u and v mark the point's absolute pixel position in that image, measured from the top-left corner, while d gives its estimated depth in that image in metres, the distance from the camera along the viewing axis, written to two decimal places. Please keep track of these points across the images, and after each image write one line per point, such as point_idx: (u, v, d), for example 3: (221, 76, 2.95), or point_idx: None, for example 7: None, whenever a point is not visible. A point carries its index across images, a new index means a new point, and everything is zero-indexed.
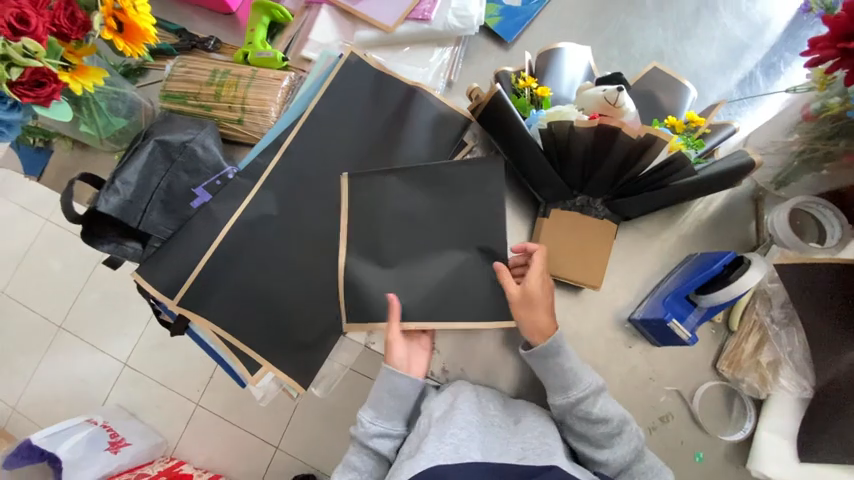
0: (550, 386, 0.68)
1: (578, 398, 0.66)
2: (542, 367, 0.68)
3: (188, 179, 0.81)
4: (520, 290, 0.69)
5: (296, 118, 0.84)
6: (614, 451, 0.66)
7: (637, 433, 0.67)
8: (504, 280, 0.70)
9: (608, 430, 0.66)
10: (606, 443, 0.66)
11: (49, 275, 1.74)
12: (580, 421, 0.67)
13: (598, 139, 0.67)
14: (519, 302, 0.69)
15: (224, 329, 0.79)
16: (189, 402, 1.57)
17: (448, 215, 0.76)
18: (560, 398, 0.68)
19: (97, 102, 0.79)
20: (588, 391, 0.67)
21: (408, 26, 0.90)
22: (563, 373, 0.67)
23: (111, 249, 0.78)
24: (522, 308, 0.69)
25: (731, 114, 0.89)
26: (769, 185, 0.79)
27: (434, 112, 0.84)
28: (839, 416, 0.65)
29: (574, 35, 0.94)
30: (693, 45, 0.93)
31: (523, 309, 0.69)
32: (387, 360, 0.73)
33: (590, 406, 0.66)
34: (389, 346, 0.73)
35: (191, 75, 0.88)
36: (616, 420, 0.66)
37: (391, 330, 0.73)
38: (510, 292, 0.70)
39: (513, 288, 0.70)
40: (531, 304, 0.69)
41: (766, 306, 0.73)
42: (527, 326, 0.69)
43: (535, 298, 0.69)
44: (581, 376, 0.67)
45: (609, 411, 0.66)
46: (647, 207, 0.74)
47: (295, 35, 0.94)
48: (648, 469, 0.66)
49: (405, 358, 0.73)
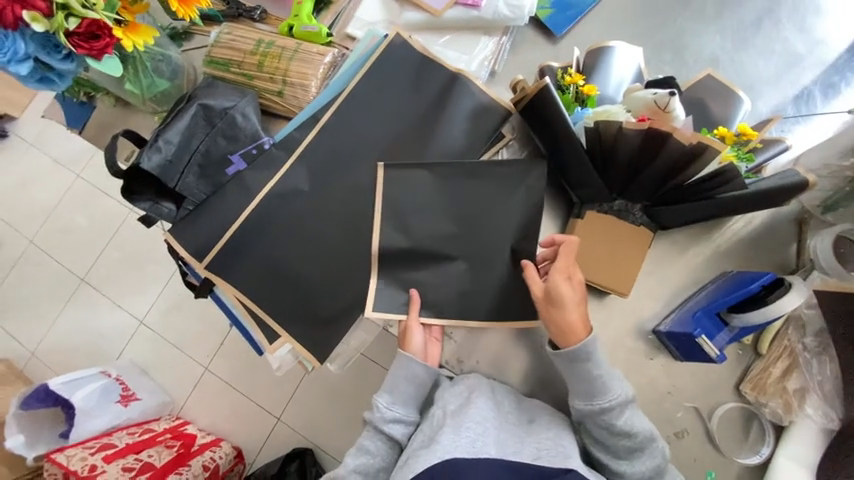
0: (575, 389, 0.67)
1: (603, 407, 0.65)
2: (569, 370, 0.67)
3: (226, 145, 0.82)
4: (543, 289, 0.68)
5: (335, 96, 0.84)
6: (635, 465, 0.65)
7: (662, 450, 0.65)
8: (529, 278, 0.70)
9: (630, 443, 0.65)
10: (626, 455, 0.65)
11: (76, 229, 1.80)
12: (602, 430, 0.66)
13: (646, 142, 0.65)
14: (543, 301, 0.68)
15: (247, 296, 0.81)
16: (198, 365, 1.62)
17: (480, 215, 0.75)
18: (583, 403, 0.67)
19: (144, 61, 0.80)
20: (616, 401, 0.65)
21: (457, 11, 0.88)
22: (592, 381, 0.66)
23: (147, 208, 0.80)
24: (547, 307, 0.68)
25: (782, 130, 0.85)
26: (816, 208, 0.75)
27: (475, 101, 0.83)
28: None
29: (626, 34, 0.91)
30: (750, 56, 0.89)
31: (548, 309, 0.68)
32: (404, 348, 0.74)
33: (616, 417, 0.65)
34: (407, 335, 0.74)
35: (236, 43, 0.89)
36: (641, 436, 0.64)
37: (410, 320, 0.74)
38: (533, 291, 0.69)
39: (537, 286, 0.69)
40: (555, 302, 0.67)
41: (798, 332, 0.71)
42: (555, 326, 0.68)
43: (561, 298, 0.67)
44: (612, 385, 0.65)
45: (635, 425, 0.64)
46: (687, 218, 0.72)
47: (341, 11, 0.94)
48: None
49: (422, 348, 0.74)
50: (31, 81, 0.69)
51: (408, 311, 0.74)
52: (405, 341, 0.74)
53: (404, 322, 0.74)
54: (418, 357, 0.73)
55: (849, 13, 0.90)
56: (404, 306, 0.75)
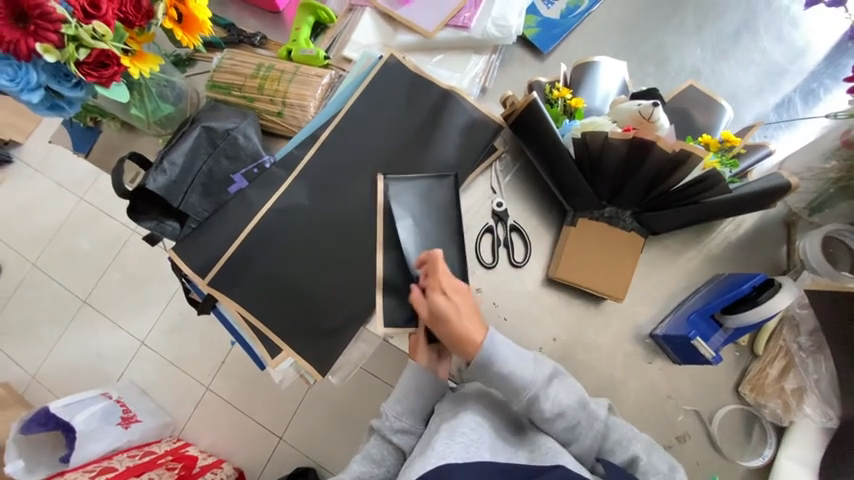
0: (502, 392, 0.65)
1: (529, 399, 0.64)
2: (487, 377, 0.65)
3: (228, 165, 0.85)
4: (430, 311, 0.68)
5: (332, 115, 0.87)
6: (582, 439, 0.65)
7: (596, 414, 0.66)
8: (415, 306, 0.70)
9: (567, 422, 0.64)
10: (570, 434, 0.65)
11: (78, 251, 1.82)
12: (540, 421, 0.65)
13: (631, 151, 0.68)
14: (434, 323, 0.68)
15: (249, 311, 0.82)
16: (199, 385, 1.61)
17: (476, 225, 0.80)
18: (515, 404, 0.65)
19: (149, 87, 0.83)
20: (536, 387, 0.64)
21: (448, 32, 0.93)
22: (508, 379, 0.64)
23: (152, 226, 0.82)
24: (438, 327, 0.67)
25: (766, 136, 0.88)
26: (803, 210, 0.78)
27: (467, 116, 0.86)
28: None
29: (610, 49, 0.95)
30: (730, 66, 0.93)
31: (440, 329, 0.67)
32: (415, 360, 0.75)
33: (543, 401, 0.64)
34: (417, 346, 0.75)
35: (238, 67, 0.93)
36: (570, 409, 0.64)
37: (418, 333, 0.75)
38: (423, 316, 0.69)
39: (423, 310, 0.69)
40: (443, 322, 0.67)
41: (793, 332, 0.72)
42: (452, 344, 0.67)
43: (445, 316, 0.66)
44: (525, 375, 0.64)
45: (562, 402, 0.64)
46: (676, 223, 0.74)
47: (338, 35, 0.98)
48: (615, 445, 0.66)
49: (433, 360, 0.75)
50: (42, 108, 0.72)
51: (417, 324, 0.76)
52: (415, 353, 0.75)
53: (414, 335, 0.76)
54: (428, 368, 0.74)
55: (824, 24, 0.94)
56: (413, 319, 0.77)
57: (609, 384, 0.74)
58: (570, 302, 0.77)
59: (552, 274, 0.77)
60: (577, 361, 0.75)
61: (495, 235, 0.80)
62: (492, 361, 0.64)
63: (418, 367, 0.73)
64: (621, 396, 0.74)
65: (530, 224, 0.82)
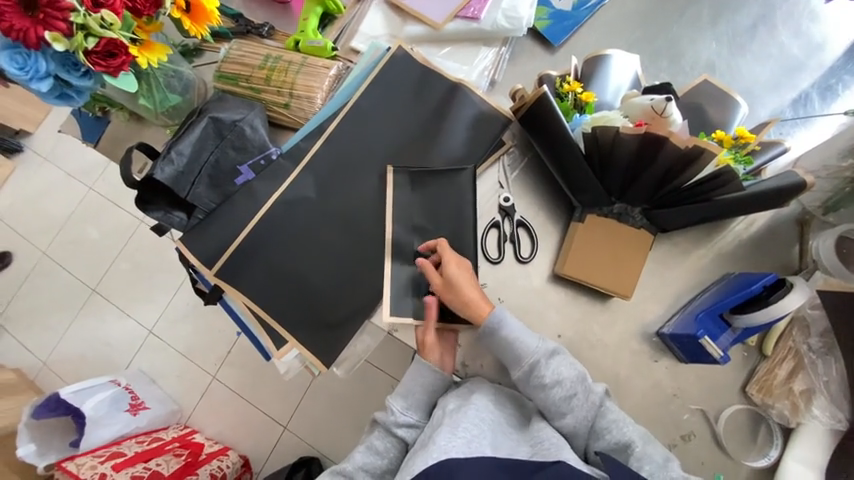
0: (506, 360, 0.69)
1: (530, 365, 0.67)
2: (493, 343, 0.69)
3: (235, 156, 0.85)
4: (441, 279, 0.72)
5: (339, 108, 0.87)
6: (576, 414, 0.66)
7: (595, 393, 0.67)
8: (427, 276, 0.73)
9: (564, 392, 0.66)
10: (567, 407, 0.66)
11: (87, 241, 1.84)
12: (538, 390, 0.67)
13: (643, 147, 0.66)
14: (445, 289, 0.72)
15: (255, 303, 0.82)
16: (206, 374, 1.63)
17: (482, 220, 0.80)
18: (516, 371, 0.68)
19: (157, 77, 0.84)
20: (538, 356, 0.67)
21: (457, 23, 0.91)
22: (512, 346, 0.68)
23: (159, 216, 0.82)
24: (449, 293, 0.71)
25: (781, 133, 0.86)
26: (817, 210, 0.76)
27: (476, 110, 0.85)
28: None
29: (623, 42, 0.93)
30: (746, 61, 0.91)
31: (450, 295, 0.71)
32: (423, 358, 0.74)
33: (542, 370, 0.67)
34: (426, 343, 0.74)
35: (245, 58, 0.92)
36: (569, 381, 0.66)
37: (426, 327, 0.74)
38: (434, 285, 0.73)
39: (434, 278, 0.73)
40: (454, 289, 0.71)
41: (803, 333, 0.71)
42: (461, 307, 0.71)
43: (456, 281, 0.71)
44: (528, 344, 0.68)
45: (562, 373, 0.67)
46: (687, 220, 0.73)
47: (346, 26, 0.97)
48: (611, 425, 0.66)
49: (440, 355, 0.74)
50: (51, 97, 0.73)
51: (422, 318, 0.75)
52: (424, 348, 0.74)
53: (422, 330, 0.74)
54: (436, 364, 0.73)
55: (845, 17, 0.91)
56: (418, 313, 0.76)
57: (614, 382, 0.74)
58: (576, 298, 0.77)
59: (559, 270, 0.76)
60: (582, 358, 0.75)
61: (502, 230, 0.80)
62: (501, 327, 0.68)
63: (423, 364, 0.73)
64: (626, 394, 0.73)
65: (537, 220, 0.81)
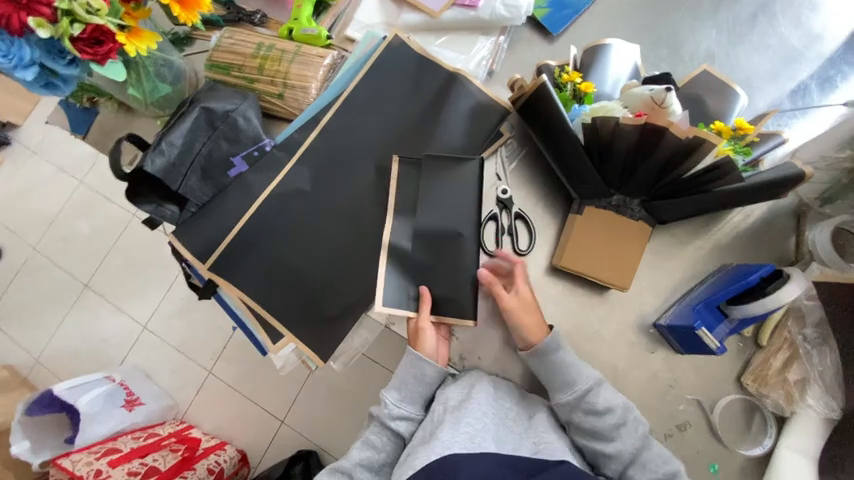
0: (554, 384, 0.69)
1: (583, 391, 0.67)
2: (543, 367, 0.69)
3: (228, 148, 0.83)
4: (514, 298, 0.71)
5: (335, 98, 0.86)
6: (624, 441, 0.65)
7: (641, 422, 0.67)
8: (499, 292, 0.71)
9: (614, 420, 0.66)
10: (615, 435, 0.66)
11: (78, 236, 1.81)
12: (587, 415, 0.67)
13: (643, 137, 0.65)
14: (522, 307, 0.71)
15: (250, 297, 0.81)
16: (202, 369, 1.62)
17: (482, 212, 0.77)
18: (565, 395, 0.68)
19: (147, 66, 0.82)
20: (591, 383, 0.68)
21: (455, 11, 0.90)
22: (565, 371, 0.68)
23: (151, 210, 0.80)
24: (526, 312, 0.71)
25: (780, 124, 0.84)
26: (814, 201, 0.77)
27: (474, 101, 0.84)
28: None
29: (622, 32, 0.92)
30: (745, 51, 0.90)
31: (521, 315, 0.71)
32: (416, 349, 0.73)
33: (594, 397, 0.67)
34: (419, 334, 0.73)
35: (237, 46, 0.90)
36: (618, 409, 0.66)
37: (421, 320, 0.73)
38: (510, 302, 0.71)
39: (509, 297, 0.71)
40: (527, 308, 0.71)
41: (798, 324, 0.71)
42: (528, 327, 0.70)
43: (529, 301, 0.71)
44: (581, 370, 0.68)
45: (612, 400, 0.67)
46: (685, 213, 0.73)
47: (341, 14, 0.95)
48: (655, 456, 0.66)
49: (433, 348, 0.73)
50: (37, 86, 0.71)
51: (417, 308, 0.74)
52: (417, 340, 0.73)
53: (415, 321, 0.73)
54: (429, 355, 0.73)
55: (845, 7, 0.90)
56: (413, 303, 0.75)
57: (611, 373, 0.74)
58: (574, 291, 0.77)
59: (557, 263, 0.76)
60: (580, 349, 0.75)
61: (500, 223, 0.79)
62: (554, 352, 0.69)
63: (417, 356, 0.72)
64: (622, 385, 0.74)
65: (534, 212, 0.80)
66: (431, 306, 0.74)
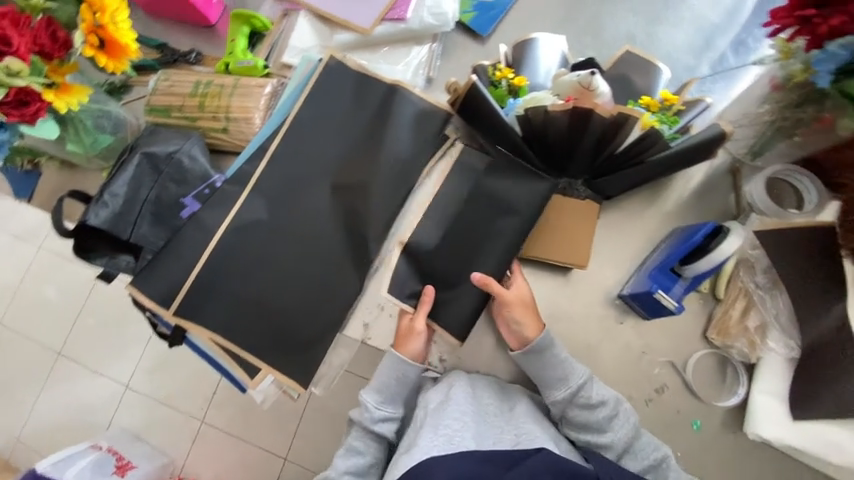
0: (549, 381, 0.72)
1: (577, 387, 0.70)
2: (537, 366, 0.72)
3: (177, 190, 0.82)
4: (513, 294, 0.72)
5: (281, 124, 0.86)
6: (616, 431, 0.70)
7: (632, 413, 0.70)
8: (498, 289, 0.71)
9: (607, 413, 0.70)
10: (607, 426, 0.70)
11: (45, 303, 1.73)
12: (582, 409, 0.71)
13: (573, 121, 0.68)
14: (519, 304, 0.72)
15: (220, 336, 0.80)
16: (194, 420, 1.57)
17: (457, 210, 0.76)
18: (560, 391, 0.71)
19: (83, 120, 0.81)
20: (584, 377, 0.71)
21: (386, 26, 0.92)
22: (559, 367, 0.71)
23: (105, 263, 0.80)
24: (523, 309, 0.72)
25: (704, 91, 0.88)
26: (745, 156, 0.81)
27: (416, 109, 0.86)
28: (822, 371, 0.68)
29: (547, 24, 0.96)
30: (664, 27, 0.95)
31: (520, 310, 0.72)
32: (400, 346, 0.74)
33: (588, 392, 0.71)
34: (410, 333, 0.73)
35: (174, 87, 0.90)
36: (610, 402, 0.70)
37: (416, 320, 0.72)
38: (509, 300, 0.71)
39: (507, 295, 0.71)
40: (525, 303, 0.72)
41: (749, 272, 0.74)
42: (527, 321, 0.71)
43: (526, 297, 0.73)
44: (575, 366, 0.71)
45: (605, 393, 0.70)
46: (627, 185, 0.76)
47: (276, 42, 0.96)
48: (646, 445, 0.70)
49: (417, 348, 0.74)
50: None
51: (415, 307, 0.73)
52: (402, 338, 0.74)
53: (411, 321, 0.72)
54: (412, 358, 0.74)
55: None
56: (412, 300, 0.74)
57: (586, 349, 0.76)
58: (539, 276, 0.79)
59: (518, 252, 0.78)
60: (554, 331, 0.77)
61: None
62: (548, 348, 0.71)
63: (397, 355, 0.74)
64: (598, 358, 0.76)
65: None
66: (431, 307, 0.73)
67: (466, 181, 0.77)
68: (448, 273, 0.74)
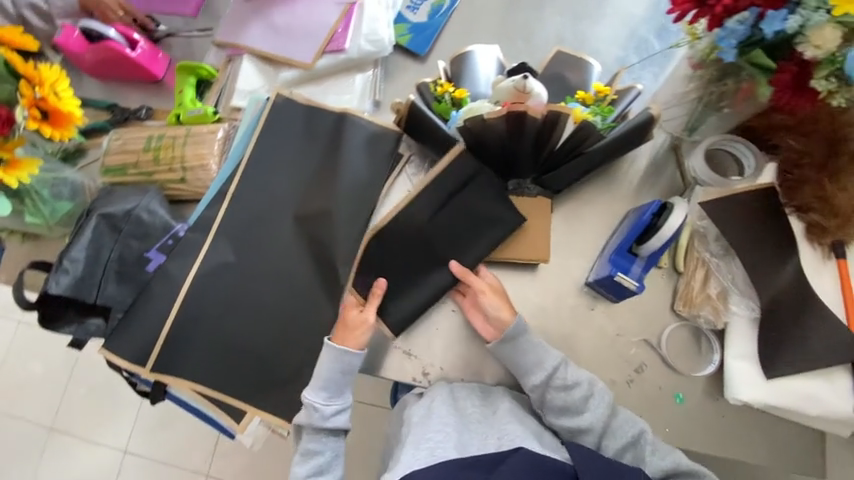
0: (523, 367, 0.73)
1: (552, 370, 0.71)
2: (512, 352, 0.73)
3: (139, 245, 0.82)
4: (486, 282, 0.76)
5: (236, 166, 0.88)
6: (593, 413, 0.70)
7: (606, 392, 0.71)
8: (471, 277, 0.76)
9: (582, 394, 0.70)
10: (583, 407, 0.70)
11: (31, 379, 1.67)
12: (559, 392, 0.71)
13: (511, 124, 0.71)
14: (492, 292, 0.75)
15: (201, 384, 0.80)
16: (198, 475, 1.52)
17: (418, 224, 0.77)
18: (536, 376, 0.72)
19: (38, 191, 0.81)
20: (557, 361, 0.72)
21: (327, 59, 0.95)
22: (531, 352, 0.72)
23: (74, 331, 0.79)
24: (495, 295, 0.75)
25: (636, 77, 0.94)
26: (682, 134, 0.84)
27: (366, 133, 0.88)
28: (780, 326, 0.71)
29: (481, 36, 1.01)
30: (590, 23, 1.00)
31: (494, 296, 0.75)
32: (341, 336, 0.75)
33: (561, 375, 0.71)
34: (356, 322, 0.75)
35: (127, 145, 0.91)
36: (584, 384, 0.71)
37: (367, 311, 0.76)
38: (480, 287, 0.75)
39: (479, 282, 0.76)
40: (498, 290, 0.75)
41: (703, 242, 0.77)
42: (501, 306, 0.74)
43: (498, 285, 0.76)
44: (547, 350, 0.72)
45: (578, 375, 0.71)
46: (574, 176, 0.79)
47: (223, 87, 0.98)
48: (624, 422, 0.70)
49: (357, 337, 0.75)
50: None
51: (367, 299, 0.77)
52: (344, 328, 0.75)
53: (360, 312, 0.76)
54: (359, 350, 0.74)
55: None
56: (365, 294, 0.79)
57: (562, 341, 0.78)
58: (507, 276, 0.80)
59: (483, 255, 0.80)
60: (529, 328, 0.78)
61: None
62: (520, 333, 0.72)
63: (338, 346, 0.74)
64: (576, 347, 0.77)
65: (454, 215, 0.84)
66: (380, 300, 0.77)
67: (423, 194, 0.79)
68: (417, 285, 0.77)
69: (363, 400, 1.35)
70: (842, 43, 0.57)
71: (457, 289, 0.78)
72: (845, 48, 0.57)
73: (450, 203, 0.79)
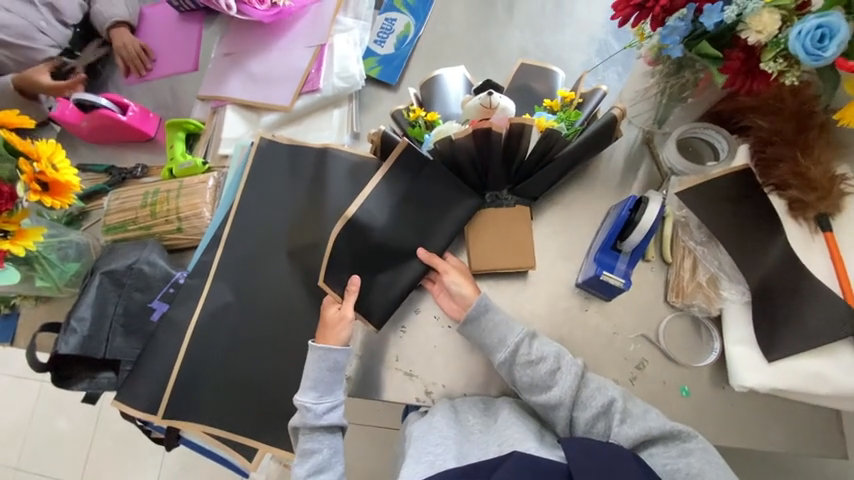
0: (488, 345, 0.73)
1: (515, 345, 0.71)
2: (478, 331, 0.74)
3: (142, 297, 0.86)
4: (451, 264, 0.78)
5: (228, 210, 0.92)
6: (561, 386, 0.68)
7: (575, 363, 0.70)
8: (437, 258, 0.78)
9: (548, 367, 0.69)
10: (551, 381, 0.69)
11: (58, 436, 1.70)
12: (525, 368, 0.70)
13: (479, 142, 0.74)
14: (459, 272, 0.77)
15: (212, 426, 0.81)
16: None
17: (404, 247, 0.79)
18: (501, 353, 0.71)
19: (47, 255, 0.85)
20: (521, 336, 0.72)
21: (304, 99, 1.01)
22: (495, 327, 0.73)
23: (86, 386, 0.82)
24: (462, 274, 0.77)
25: (600, 78, 0.98)
26: (653, 126, 0.85)
27: (347, 164, 0.90)
28: (774, 307, 0.71)
29: (448, 59, 1.05)
30: (551, 33, 1.04)
31: (459, 276, 0.77)
32: (325, 338, 0.75)
33: (526, 350, 0.71)
34: (336, 324, 0.75)
35: (125, 204, 0.95)
36: (551, 358, 0.70)
37: (344, 307, 0.76)
38: (447, 268, 0.77)
39: (447, 264, 0.78)
40: (463, 271, 0.78)
41: (687, 231, 0.78)
42: (468, 284, 0.76)
43: (464, 267, 0.79)
44: (510, 326, 0.72)
45: (544, 349, 0.71)
46: (549, 182, 0.81)
47: (211, 138, 1.04)
48: (594, 392, 0.68)
49: (340, 338, 0.75)
50: None
51: (343, 296, 0.77)
52: (327, 332, 0.75)
53: (339, 309, 0.76)
54: (342, 346, 0.74)
55: None
56: (340, 291, 0.78)
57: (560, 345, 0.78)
58: (497, 287, 0.81)
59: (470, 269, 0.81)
60: None
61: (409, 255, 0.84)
62: (486, 309, 0.73)
63: (322, 349, 0.73)
64: (574, 351, 0.77)
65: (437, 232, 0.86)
66: (358, 295, 0.77)
67: (407, 212, 0.80)
68: None
69: (378, 424, 1.34)
70: (782, 25, 0.59)
71: (428, 277, 0.80)
72: (786, 29, 0.59)
73: (411, 203, 0.80)
